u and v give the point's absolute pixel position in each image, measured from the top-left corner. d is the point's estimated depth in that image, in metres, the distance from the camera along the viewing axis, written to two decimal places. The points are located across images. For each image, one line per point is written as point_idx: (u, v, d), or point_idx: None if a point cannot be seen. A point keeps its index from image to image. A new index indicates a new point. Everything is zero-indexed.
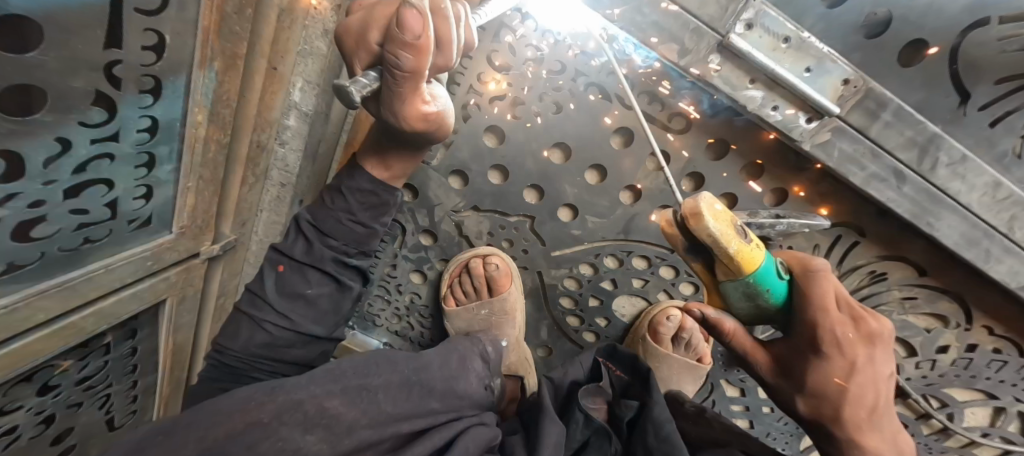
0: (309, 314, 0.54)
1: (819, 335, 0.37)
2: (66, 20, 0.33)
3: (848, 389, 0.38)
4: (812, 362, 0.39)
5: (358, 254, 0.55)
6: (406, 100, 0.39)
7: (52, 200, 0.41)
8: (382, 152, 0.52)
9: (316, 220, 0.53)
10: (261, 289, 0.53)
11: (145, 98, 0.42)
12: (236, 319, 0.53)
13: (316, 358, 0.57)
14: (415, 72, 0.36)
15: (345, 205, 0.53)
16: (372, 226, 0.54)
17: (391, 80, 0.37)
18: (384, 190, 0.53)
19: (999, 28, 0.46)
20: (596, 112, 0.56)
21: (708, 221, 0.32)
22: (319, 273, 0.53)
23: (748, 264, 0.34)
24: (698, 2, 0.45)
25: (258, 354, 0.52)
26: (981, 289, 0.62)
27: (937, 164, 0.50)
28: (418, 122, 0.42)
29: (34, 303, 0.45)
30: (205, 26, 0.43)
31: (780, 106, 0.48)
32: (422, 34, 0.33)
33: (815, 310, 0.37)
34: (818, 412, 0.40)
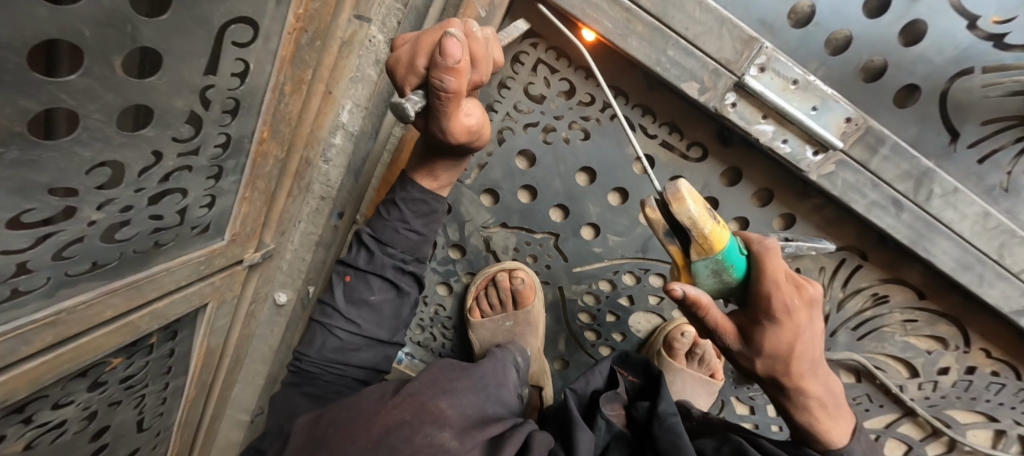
0: (372, 319, 0.65)
1: (773, 306, 0.40)
2: (180, 51, 0.38)
3: (798, 348, 0.42)
4: (768, 329, 0.42)
5: (412, 261, 0.64)
6: (450, 116, 0.44)
7: (137, 206, 0.46)
8: (429, 165, 0.58)
9: (376, 231, 0.62)
10: (333, 298, 0.64)
11: (225, 117, 0.48)
12: (313, 328, 0.65)
13: (379, 362, 0.67)
14: (456, 91, 0.40)
15: (400, 215, 0.61)
16: (423, 232, 0.63)
17: (437, 101, 0.42)
18: (432, 198, 0.61)
19: (982, 76, 0.52)
20: (620, 140, 0.61)
21: (689, 204, 0.35)
22: (379, 279, 0.64)
23: (718, 242, 0.37)
24: (716, 47, 0.51)
25: (330, 357, 0.63)
26: (976, 313, 0.66)
27: (932, 195, 0.55)
28: (461, 134, 0.47)
29: (106, 300, 0.48)
30: (283, 56, 0.49)
31: (790, 139, 0.54)
32: (460, 58, 0.38)
33: (769, 280, 0.39)
34: (772, 369, 0.44)
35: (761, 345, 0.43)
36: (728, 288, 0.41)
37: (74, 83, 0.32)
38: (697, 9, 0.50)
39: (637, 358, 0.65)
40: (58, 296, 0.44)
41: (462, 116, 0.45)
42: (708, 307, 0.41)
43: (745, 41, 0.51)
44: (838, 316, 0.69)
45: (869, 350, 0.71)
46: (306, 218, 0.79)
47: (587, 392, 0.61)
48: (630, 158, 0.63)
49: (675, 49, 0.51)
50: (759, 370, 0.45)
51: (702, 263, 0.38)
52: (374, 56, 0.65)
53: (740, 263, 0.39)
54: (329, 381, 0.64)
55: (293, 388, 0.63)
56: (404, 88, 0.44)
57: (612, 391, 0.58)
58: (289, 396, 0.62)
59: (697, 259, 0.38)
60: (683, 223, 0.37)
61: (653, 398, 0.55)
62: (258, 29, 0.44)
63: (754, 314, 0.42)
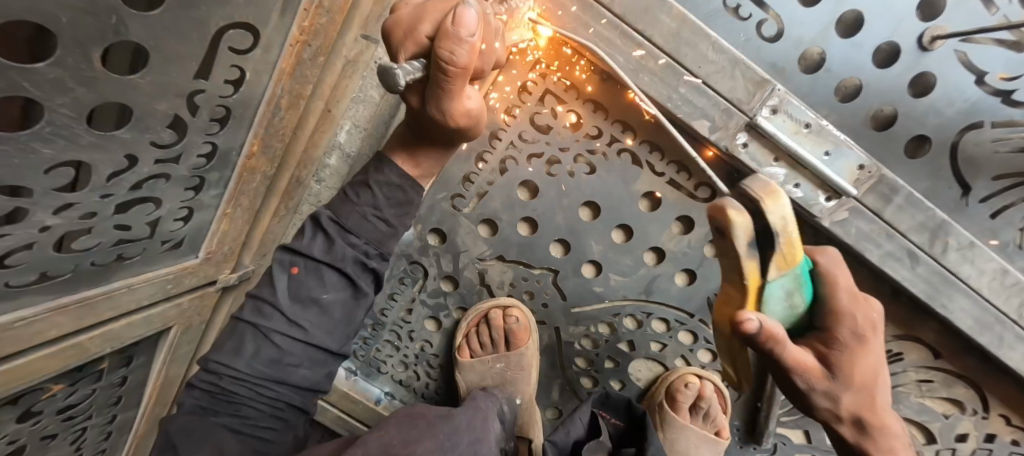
0: (323, 325, 0.49)
1: (860, 323, 0.33)
2: (170, 51, 0.36)
3: (881, 373, 0.35)
4: (858, 360, 0.34)
5: (377, 257, 0.50)
6: (454, 99, 0.34)
7: (102, 214, 0.42)
8: (414, 145, 0.47)
9: (338, 215, 0.49)
10: (272, 295, 0.48)
11: (213, 126, 0.45)
12: (238, 331, 0.48)
13: (320, 381, 0.52)
14: (466, 70, 0.31)
15: (371, 200, 0.48)
16: (395, 225, 0.50)
17: (437, 78, 0.32)
18: (411, 186, 0.49)
19: (991, 130, 0.52)
20: (627, 176, 0.59)
21: (786, 199, 0.30)
22: (336, 274, 0.48)
23: (797, 256, 0.31)
24: (728, 87, 0.50)
25: (262, 374, 0.46)
26: (993, 376, 0.63)
27: (948, 248, 0.53)
28: (461, 120, 0.36)
29: (52, 317, 0.43)
30: (282, 68, 0.47)
31: (802, 184, 0.52)
32: (476, 31, 0.30)
33: (847, 294, 0.33)
34: (858, 408, 0.36)
35: (849, 377, 0.34)
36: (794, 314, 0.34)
37: (42, 72, 0.29)
38: (710, 48, 0.49)
39: (619, 398, 0.64)
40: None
41: (465, 97, 0.35)
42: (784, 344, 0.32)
43: (758, 82, 0.50)
44: None
45: None
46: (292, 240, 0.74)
47: (567, 444, 0.55)
48: (637, 195, 0.60)
49: (687, 86, 0.50)
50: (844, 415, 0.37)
51: (779, 282, 0.32)
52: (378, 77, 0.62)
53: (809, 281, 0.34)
54: (259, 408, 0.47)
55: (208, 417, 0.46)
56: (398, 54, 0.34)
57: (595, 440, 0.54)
58: (210, 431, 0.45)
59: (776, 277, 0.31)
60: (770, 226, 0.30)
61: (641, 445, 0.52)
62: (257, 38, 0.42)
63: (835, 343, 0.34)
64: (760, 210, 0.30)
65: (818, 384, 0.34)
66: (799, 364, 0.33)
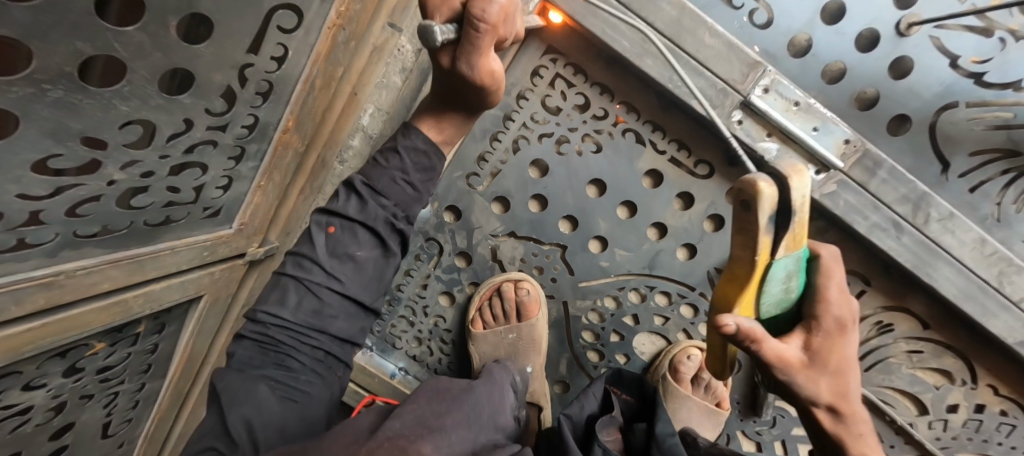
0: (357, 278, 0.53)
1: (841, 314, 0.37)
2: (230, 25, 0.40)
3: (855, 369, 0.38)
4: (838, 353, 0.37)
5: (404, 218, 0.55)
6: (481, 56, 0.38)
7: (158, 174, 0.46)
8: (438, 111, 0.53)
9: (371, 180, 0.53)
10: (311, 249, 0.52)
11: (257, 99, 0.49)
12: (280, 285, 0.52)
13: (355, 335, 0.55)
14: (492, 26, 0.35)
15: (401, 164, 0.53)
16: (421, 189, 0.55)
17: (466, 38, 0.37)
18: (435, 151, 0.54)
19: (966, 110, 0.57)
20: (631, 155, 0.63)
21: (807, 183, 0.31)
22: (369, 233, 0.53)
23: (804, 240, 0.34)
24: (724, 68, 0.55)
25: (305, 322, 0.50)
26: (979, 346, 0.67)
27: (930, 219, 0.58)
28: (485, 80, 0.41)
29: (107, 270, 0.47)
30: (319, 49, 0.52)
31: (793, 158, 0.57)
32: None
33: (835, 290, 0.37)
34: (835, 401, 0.38)
35: (830, 366, 0.37)
36: (784, 300, 0.37)
37: (130, 35, 0.34)
38: (706, 33, 0.54)
39: (630, 376, 0.66)
40: (61, 257, 0.42)
41: (489, 58, 0.40)
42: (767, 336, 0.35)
43: (751, 64, 0.54)
44: None
45: (878, 383, 0.70)
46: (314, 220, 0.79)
47: (582, 418, 0.57)
48: (640, 173, 0.65)
49: (686, 68, 0.55)
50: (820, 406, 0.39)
51: (783, 262, 0.34)
52: (401, 64, 0.67)
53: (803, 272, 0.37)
54: (300, 362, 0.51)
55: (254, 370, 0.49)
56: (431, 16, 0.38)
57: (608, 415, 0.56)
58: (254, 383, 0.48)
59: (782, 256, 0.34)
60: (790, 205, 0.32)
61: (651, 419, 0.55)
62: (301, 18, 0.47)
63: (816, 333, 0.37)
64: (785, 189, 0.31)
65: (800, 374, 0.37)
66: (784, 350, 0.36)
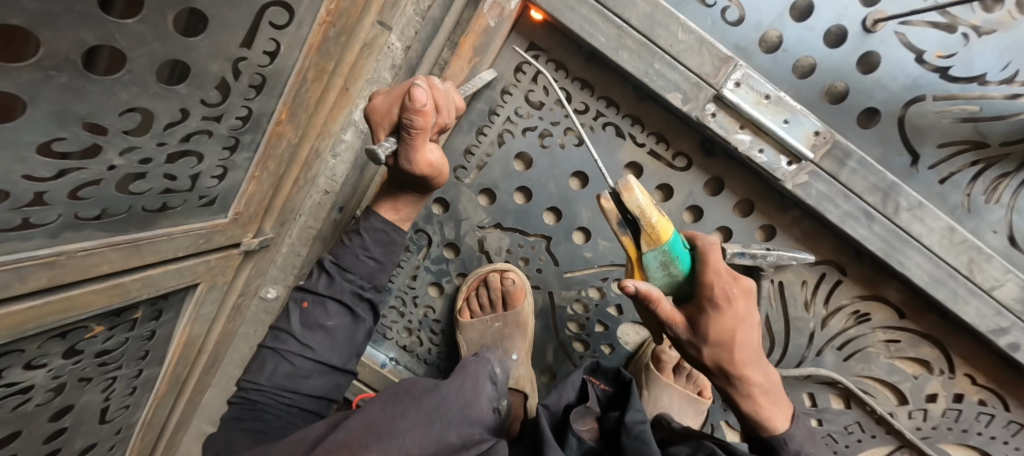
0: (327, 344, 0.60)
1: (715, 294, 0.46)
2: (224, 19, 0.43)
3: (739, 334, 0.48)
4: (716, 321, 0.47)
5: (370, 288, 0.63)
6: (417, 152, 0.50)
7: (156, 160, 0.48)
8: (392, 198, 0.61)
9: (338, 259, 0.61)
10: (286, 325, 0.60)
11: (251, 91, 0.52)
12: (262, 355, 0.59)
13: (330, 391, 0.62)
14: (422, 130, 0.47)
15: (362, 243, 0.61)
16: (383, 261, 0.62)
17: (406, 139, 0.49)
18: (392, 229, 0.62)
19: (933, 103, 0.58)
20: (612, 147, 0.66)
21: (637, 196, 0.41)
22: (337, 305, 0.61)
23: (663, 234, 0.43)
24: (697, 64, 0.57)
25: (281, 385, 0.58)
26: (955, 335, 0.68)
27: (900, 208, 0.60)
28: (425, 168, 0.52)
29: (105, 253, 0.49)
30: (310, 44, 0.55)
31: (766, 149, 0.59)
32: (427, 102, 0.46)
33: (713, 272, 0.46)
34: (719, 359, 0.49)
35: (707, 333, 0.47)
36: (676, 282, 0.47)
37: (130, 26, 0.36)
38: (679, 29, 0.57)
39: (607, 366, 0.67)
40: (62, 238, 0.45)
41: (426, 151, 0.51)
42: (660, 302, 0.46)
43: (723, 59, 0.57)
44: (822, 334, 0.71)
45: (857, 372, 0.72)
46: (308, 212, 0.81)
47: (559, 408, 0.59)
48: (622, 165, 0.67)
49: (661, 63, 0.57)
50: (709, 362, 0.50)
51: (650, 253, 0.44)
52: (391, 61, 0.70)
53: (683, 256, 0.46)
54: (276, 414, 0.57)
55: (236, 422, 0.55)
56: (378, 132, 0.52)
57: (583, 406, 0.58)
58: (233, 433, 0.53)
59: (646, 250, 0.44)
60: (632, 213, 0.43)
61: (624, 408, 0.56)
62: (293, 15, 0.49)
63: (700, 308, 0.47)
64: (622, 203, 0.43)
65: (684, 334, 0.49)
66: (671, 318, 0.47)
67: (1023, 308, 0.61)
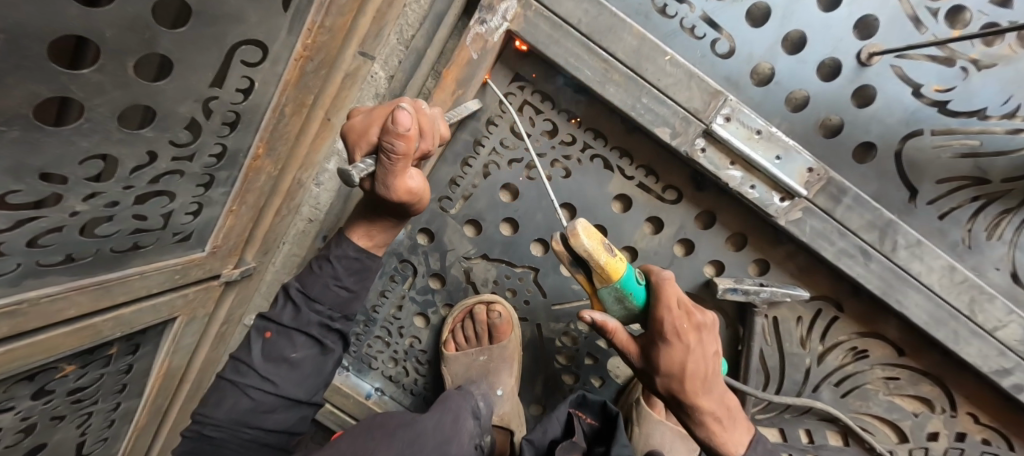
0: (292, 378, 0.58)
1: (663, 328, 0.45)
2: (190, 62, 0.41)
3: (690, 367, 0.46)
4: (665, 349, 0.46)
5: (341, 318, 0.60)
6: (396, 177, 0.45)
7: (124, 203, 0.47)
8: (368, 223, 0.57)
9: (305, 286, 0.58)
10: (248, 356, 0.58)
11: (224, 129, 0.51)
12: (221, 388, 0.57)
13: (293, 424, 0.60)
14: (404, 155, 0.43)
15: (332, 272, 0.58)
16: (355, 290, 0.60)
17: (386, 163, 0.44)
18: (366, 256, 0.59)
19: (932, 137, 0.56)
20: (600, 179, 0.64)
21: (582, 240, 0.41)
22: (304, 336, 0.58)
23: (614, 273, 0.43)
24: (685, 97, 0.56)
25: (238, 420, 0.55)
26: (957, 373, 0.66)
27: (897, 246, 0.57)
28: (404, 195, 0.47)
29: (71, 297, 0.47)
30: (287, 79, 0.53)
31: (757, 185, 0.57)
32: (411, 126, 0.41)
33: (664, 306, 0.45)
34: (672, 389, 0.48)
35: (658, 364, 0.47)
36: (632, 314, 0.47)
37: (86, 77, 0.35)
38: (667, 62, 0.55)
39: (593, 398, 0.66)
40: (23, 286, 0.43)
41: (406, 177, 0.46)
42: (615, 332, 0.46)
43: (712, 93, 0.55)
44: (819, 370, 0.68)
45: (855, 409, 0.69)
46: (292, 239, 0.80)
47: (542, 443, 0.58)
48: (610, 197, 0.65)
49: (648, 96, 0.56)
50: (662, 391, 0.49)
51: (604, 290, 0.45)
52: (375, 89, 0.69)
53: (637, 291, 0.46)
54: (234, 449, 0.55)
55: None
56: (354, 152, 0.47)
57: (569, 441, 0.56)
58: None
59: (600, 287, 0.45)
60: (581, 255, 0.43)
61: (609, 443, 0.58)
62: (266, 52, 0.48)
63: (652, 340, 0.47)
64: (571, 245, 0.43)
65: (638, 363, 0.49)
66: (626, 347, 0.48)
67: None
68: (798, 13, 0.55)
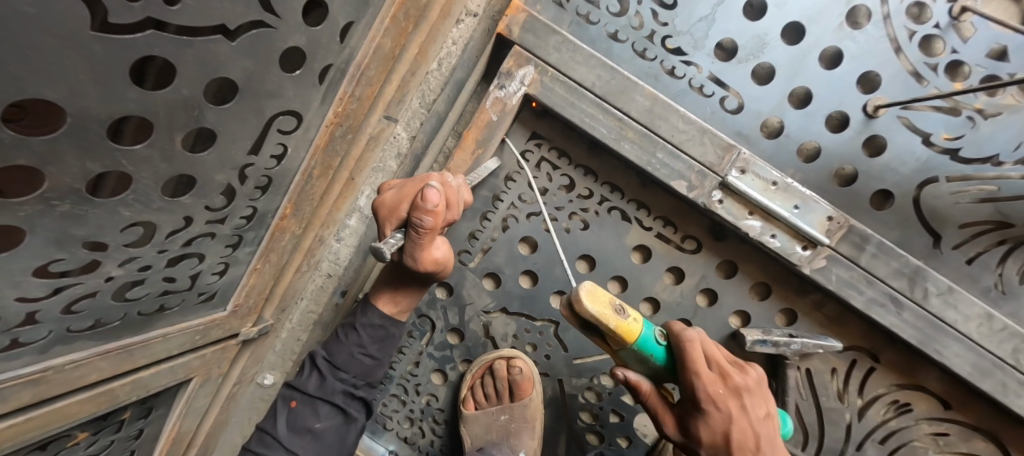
0: (315, 449, 0.57)
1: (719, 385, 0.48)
2: (232, 132, 0.44)
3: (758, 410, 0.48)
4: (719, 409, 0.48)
5: (363, 386, 0.59)
6: (423, 248, 0.49)
7: (156, 266, 0.48)
8: (392, 291, 0.58)
9: (331, 355, 0.58)
10: (273, 427, 0.57)
11: (257, 192, 0.53)
12: None
13: None
14: (432, 228, 0.47)
15: (357, 340, 0.58)
16: (379, 357, 0.59)
17: (415, 236, 0.48)
18: (390, 323, 0.59)
19: (948, 184, 0.57)
20: (619, 230, 0.64)
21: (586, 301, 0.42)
22: (329, 406, 0.58)
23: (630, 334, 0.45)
24: (699, 152, 0.57)
25: None
26: (1011, 427, 0.61)
27: (928, 293, 0.56)
28: (430, 264, 0.51)
29: (94, 362, 0.47)
30: (317, 145, 0.56)
31: (778, 234, 0.57)
32: (438, 202, 0.46)
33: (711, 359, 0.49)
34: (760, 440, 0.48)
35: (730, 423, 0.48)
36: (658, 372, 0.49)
37: (137, 152, 0.37)
38: (679, 120, 0.57)
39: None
40: (51, 352, 0.43)
41: (432, 248, 0.50)
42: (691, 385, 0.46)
43: (725, 148, 0.57)
44: (861, 427, 0.64)
45: None
46: (310, 295, 0.80)
47: None
48: (629, 249, 0.65)
49: (663, 152, 0.58)
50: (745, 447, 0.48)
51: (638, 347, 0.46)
52: (397, 149, 0.72)
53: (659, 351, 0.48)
54: None
55: None
56: (385, 226, 0.49)
57: None
58: None
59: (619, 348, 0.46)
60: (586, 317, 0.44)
61: None
62: (300, 121, 0.51)
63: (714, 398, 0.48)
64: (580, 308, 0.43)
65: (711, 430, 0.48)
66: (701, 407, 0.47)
67: None
68: (802, 70, 0.57)
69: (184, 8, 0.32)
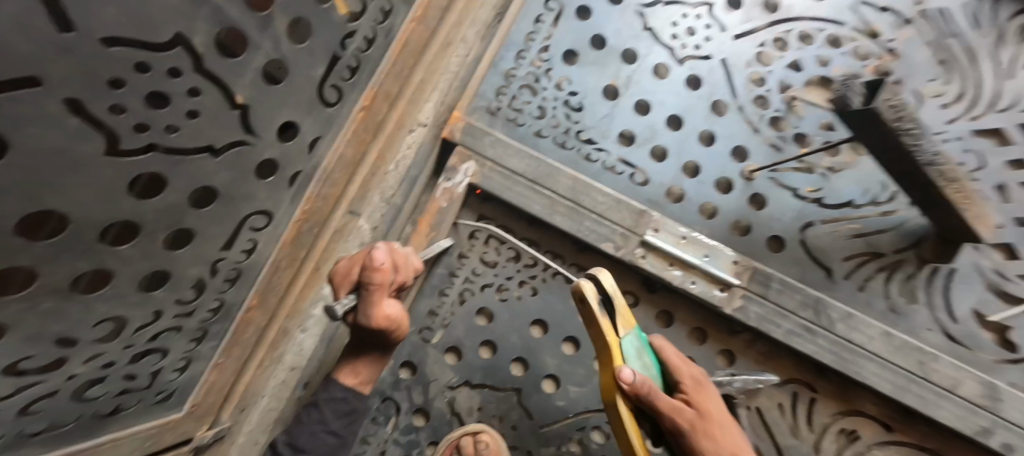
0: None
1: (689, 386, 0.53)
2: (208, 231, 0.50)
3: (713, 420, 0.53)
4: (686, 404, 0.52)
5: None
6: (375, 306, 0.52)
7: (119, 362, 0.49)
8: (352, 362, 0.60)
9: (293, 438, 0.58)
10: None
11: (226, 284, 0.57)
12: None
13: None
14: (381, 284, 0.51)
15: (320, 418, 0.59)
16: (343, 434, 0.60)
17: (365, 294, 0.52)
18: (353, 396, 0.61)
19: (823, 226, 0.69)
20: (564, 293, 0.71)
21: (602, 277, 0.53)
22: None
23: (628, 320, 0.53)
24: (620, 218, 0.68)
25: None
26: (952, 443, 0.66)
27: (834, 320, 0.65)
28: (384, 323, 0.53)
29: None
30: (284, 239, 0.63)
31: (697, 280, 0.66)
32: (383, 260, 0.51)
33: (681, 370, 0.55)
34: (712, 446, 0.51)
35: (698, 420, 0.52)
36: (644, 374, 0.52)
37: (123, 251, 0.41)
38: (599, 194, 0.69)
39: None
40: None
41: (383, 306, 0.53)
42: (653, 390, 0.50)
43: (638, 212, 0.68)
44: None
45: None
46: None
47: None
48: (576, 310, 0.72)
49: (590, 220, 0.68)
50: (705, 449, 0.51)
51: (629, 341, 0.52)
52: None
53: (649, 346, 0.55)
54: None
55: None
56: (339, 290, 0.54)
57: None
58: None
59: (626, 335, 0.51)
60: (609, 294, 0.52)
61: None
62: (270, 219, 0.58)
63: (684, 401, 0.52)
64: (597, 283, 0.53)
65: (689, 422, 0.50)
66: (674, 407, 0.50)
67: (994, 404, 0.62)
68: (688, 149, 0.72)
69: (183, 135, 0.40)
